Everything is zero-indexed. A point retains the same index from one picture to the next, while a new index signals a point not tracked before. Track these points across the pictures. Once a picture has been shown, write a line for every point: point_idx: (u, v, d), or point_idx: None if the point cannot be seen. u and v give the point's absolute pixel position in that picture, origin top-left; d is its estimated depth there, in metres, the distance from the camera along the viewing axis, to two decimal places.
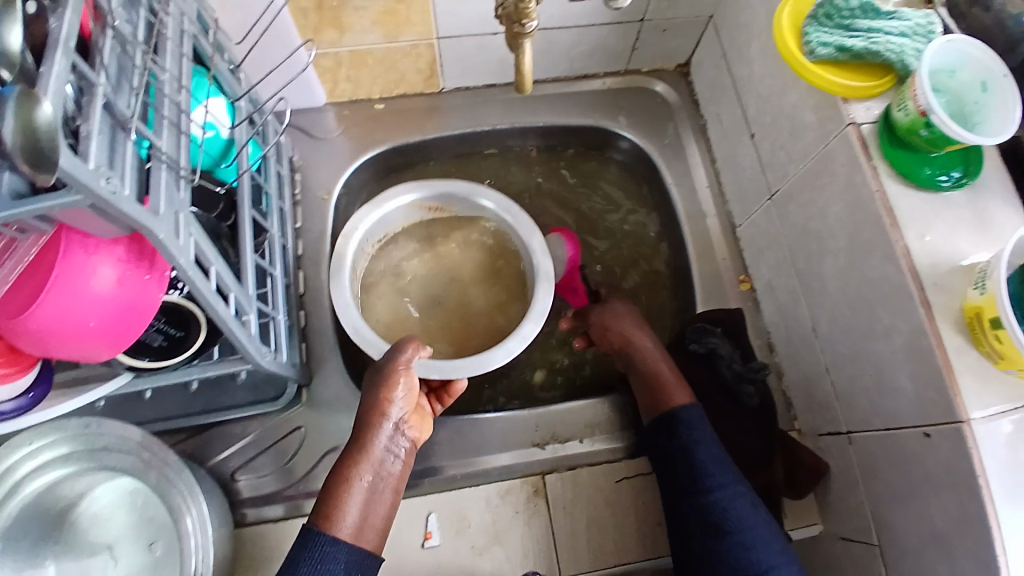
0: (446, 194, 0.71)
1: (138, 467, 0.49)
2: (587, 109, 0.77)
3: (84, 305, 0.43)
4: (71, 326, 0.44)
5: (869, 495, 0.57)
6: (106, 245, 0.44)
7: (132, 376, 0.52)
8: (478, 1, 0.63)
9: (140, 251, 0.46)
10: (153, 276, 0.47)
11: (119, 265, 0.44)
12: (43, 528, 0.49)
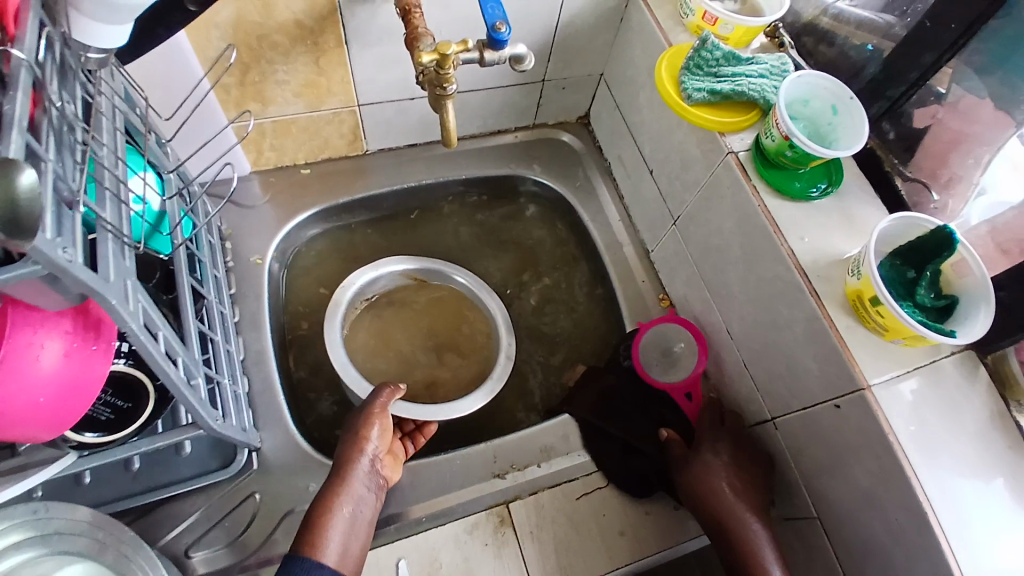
0: (431, 267, 0.79)
1: (91, 550, 0.48)
2: (503, 160, 0.83)
3: (25, 383, 0.42)
4: (17, 406, 0.42)
5: (802, 473, 0.63)
6: (52, 318, 0.43)
7: (77, 455, 0.51)
8: (399, 71, 0.70)
9: (85, 322, 0.45)
10: (99, 347, 0.46)
11: (65, 338, 0.43)
12: None
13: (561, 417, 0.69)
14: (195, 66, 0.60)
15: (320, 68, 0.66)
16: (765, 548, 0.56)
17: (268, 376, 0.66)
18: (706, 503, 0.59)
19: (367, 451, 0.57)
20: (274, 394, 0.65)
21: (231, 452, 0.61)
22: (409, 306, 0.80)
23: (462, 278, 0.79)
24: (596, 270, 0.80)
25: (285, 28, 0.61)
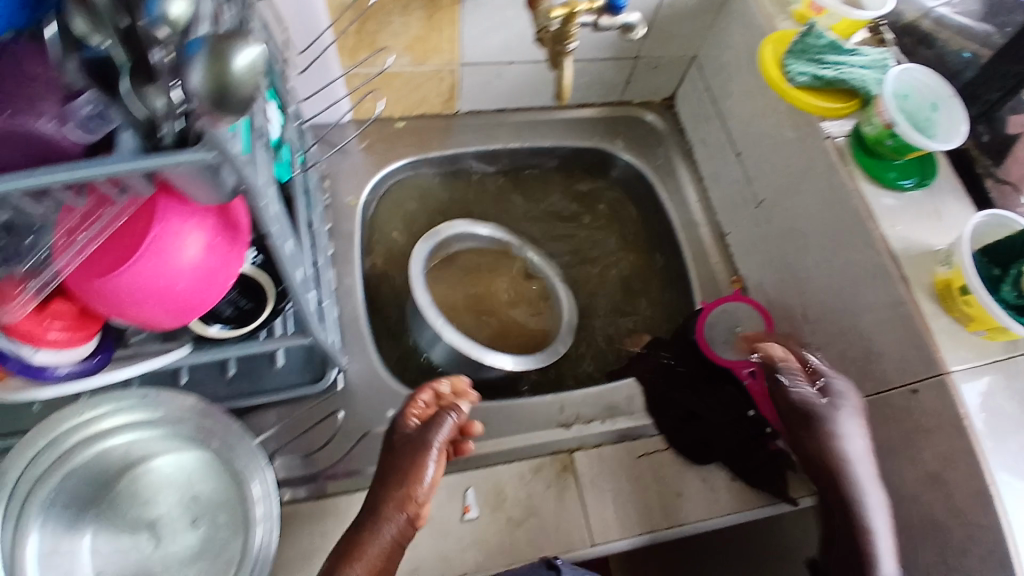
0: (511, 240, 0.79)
1: (198, 435, 0.52)
2: (585, 133, 0.84)
3: (174, 269, 0.44)
4: (160, 289, 0.45)
5: None
6: (200, 211, 0.44)
7: (189, 349, 0.54)
8: (505, 34, 0.71)
9: (226, 220, 0.46)
10: (235, 247, 0.48)
11: (208, 232, 0.45)
12: (105, 478, 0.53)
13: (625, 381, 0.71)
14: (322, 16, 0.64)
15: (431, 24, 0.68)
16: (876, 490, 0.56)
17: (355, 306, 0.70)
18: (837, 443, 0.57)
19: (424, 482, 0.50)
20: (359, 326, 0.69)
21: (321, 368, 0.64)
22: (504, 272, 0.80)
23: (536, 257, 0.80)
24: (669, 247, 0.81)
25: None
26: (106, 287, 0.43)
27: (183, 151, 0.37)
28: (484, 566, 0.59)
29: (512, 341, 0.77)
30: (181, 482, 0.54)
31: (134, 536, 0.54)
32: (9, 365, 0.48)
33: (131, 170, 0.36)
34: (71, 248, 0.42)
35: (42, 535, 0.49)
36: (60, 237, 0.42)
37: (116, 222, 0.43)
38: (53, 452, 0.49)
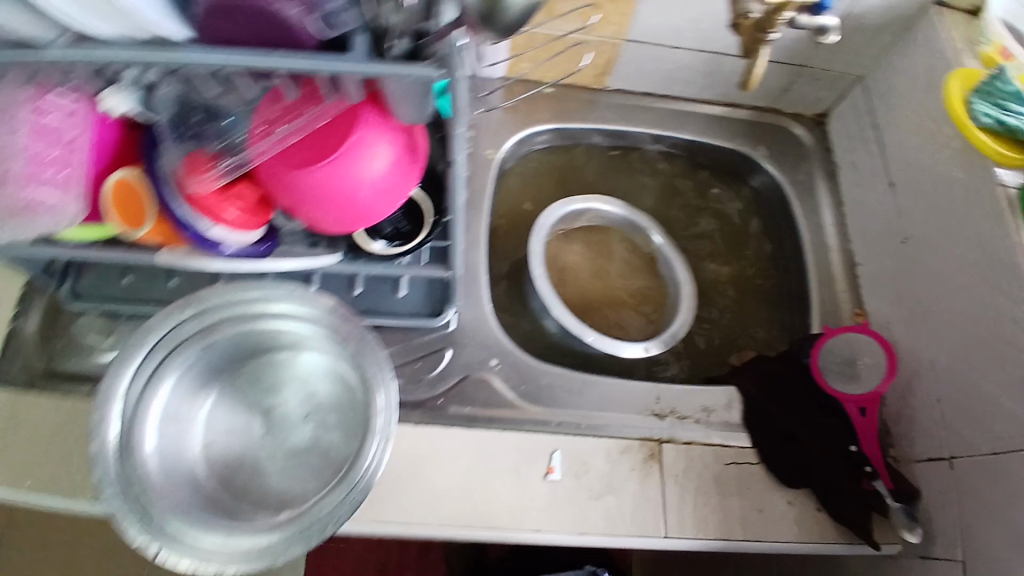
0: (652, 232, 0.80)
1: (336, 337, 0.54)
2: (730, 134, 0.83)
3: (361, 176, 0.47)
4: (343, 193, 0.47)
5: (961, 511, 0.60)
6: (393, 128, 0.47)
7: (339, 259, 0.55)
8: (678, 16, 0.69)
9: (410, 142, 0.49)
10: (413, 170, 0.50)
11: (396, 149, 0.47)
12: (233, 363, 0.55)
13: (726, 387, 0.70)
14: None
15: None
16: None
17: (478, 255, 0.72)
18: None
19: None
20: (478, 275, 0.71)
21: (440, 305, 0.65)
22: (641, 265, 0.81)
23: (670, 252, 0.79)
24: (793, 265, 0.80)
25: None
26: (299, 181, 0.46)
27: (413, 66, 0.39)
28: (558, 527, 0.60)
29: (616, 323, 0.77)
30: (298, 385, 0.57)
31: (248, 422, 0.56)
32: (187, 233, 0.50)
33: (362, 72, 0.38)
34: (275, 138, 0.44)
35: (174, 390, 0.52)
36: (259, 128, 0.44)
37: (318, 123, 0.46)
38: (203, 320, 0.53)
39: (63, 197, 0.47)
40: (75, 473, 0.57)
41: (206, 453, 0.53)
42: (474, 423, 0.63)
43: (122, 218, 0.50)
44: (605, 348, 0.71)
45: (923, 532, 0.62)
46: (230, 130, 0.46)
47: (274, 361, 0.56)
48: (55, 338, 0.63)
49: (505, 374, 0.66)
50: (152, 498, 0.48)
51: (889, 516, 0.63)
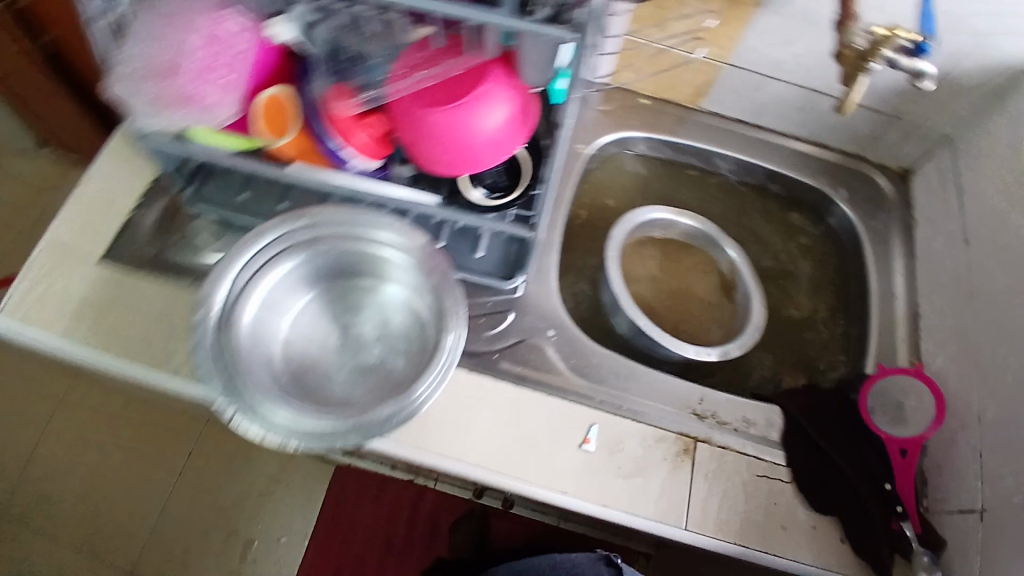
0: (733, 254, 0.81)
1: (424, 275, 0.59)
2: (813, 172, 0.86)
3: (478, 122, 0.51)
4: (458, 135, 0.52)
5: (984, 559, 0.60)
6: (515, 88, 0.52)
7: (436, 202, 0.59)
8: (783, 47, 0.73)
9: (525, 106, 0.53)
10: (521, 131, 0.54)
11: (512, 107, 0.52)
12: (330, 276, 0.61)
13: (768, 407, 0.71)
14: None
15: (723, 17, 0.71)
16: None
17: (555, 235, 0.76)
18: None
19: None
20: (550, 253, 0.75)
21: (513, 271, 0.69)
22: (715, 288, 0.83)
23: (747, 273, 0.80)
24: (856, 309, 0.82)
25: None
26: (423, 117, 0.51)
27: (550, 27, 0.44)
28: (583, 495, 0.62)
29: (677, 327, 0.79)
30: (381, 308, 0.62)
31: (328, 330, 0.62)
32: (322, 147, 0.57)
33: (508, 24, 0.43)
34: (414, 79, 0.50)
35: (275, 287, 0.57)
36: (402, 68, 0.51)
37: (452, 71, 0.51)
38: (312, 232, 0.58)
39: (221, 98, 0.54)
40: (163, 348, 0.62)
41: (290, 351, 0.58)
42: (522, 383, 0.66)
43: (269, 130, 0.57)
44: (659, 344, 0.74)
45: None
46: (377, 69, 0.52)
47: (366, 282, 0.62)
48: (170, 232, 0.69)
49: (560, 345, 0.70)
50: (244, 381, 0.53)
51: (911, 560, 0.64)
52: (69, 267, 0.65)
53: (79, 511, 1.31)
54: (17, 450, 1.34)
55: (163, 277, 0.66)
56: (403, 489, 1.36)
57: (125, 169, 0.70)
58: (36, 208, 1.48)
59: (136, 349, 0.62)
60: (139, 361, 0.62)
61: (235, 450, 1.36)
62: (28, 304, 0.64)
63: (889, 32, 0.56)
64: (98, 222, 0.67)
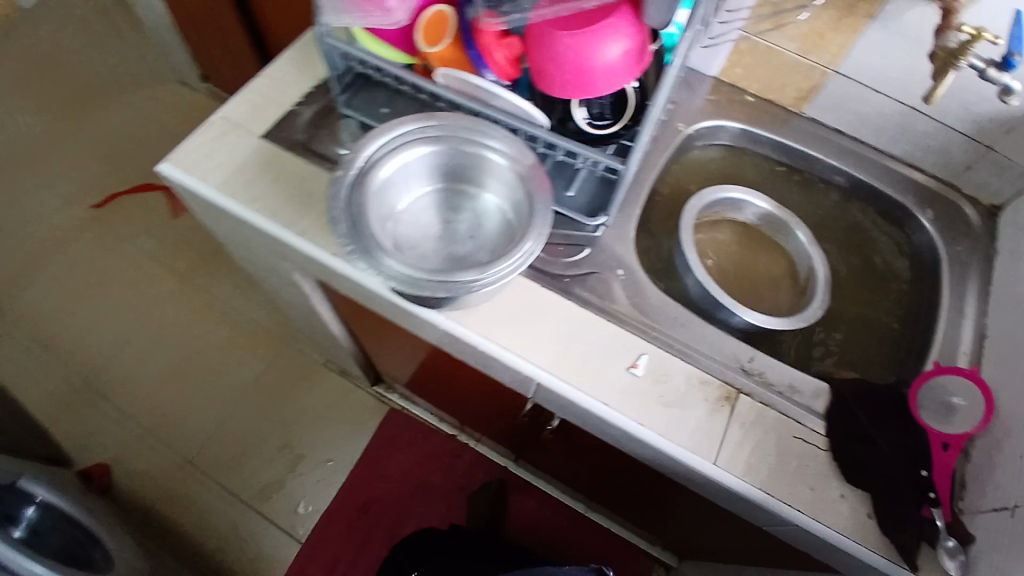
0: (808, 252, 0.84)
1: (523, 188, 0.66)
2: (906, 189, 0.85)
3: (599, 49, 0.59)
4: (580, 58, 0.60)
5: (1005, 555, 0.60)
6: (636, 29, 0.60)
7: (542, 124, 0.66)
8: (890, 61, 0.75)
9: (642, 48, 0.61)
10: (635, 68, 0.61)
11: (631, 44, 0.60)
12: (448, 174, 0.71)
13: (820, 383, 0.72)
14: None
15: (836, 23, 0.74)
16: None
17: (641, 191, 0.80)
18: None
19: None
20: (633, 208, 0.80)
21: (596, 212, 0.76)
22: (785, 280, 0.86)
23: (819, 274, 0.82)
24: (920, 324, 0.80)
25: None
26: (553, 38, 0.59)
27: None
28: (623, 410, 0.68)
29: (733, 286, 0.85)
30: (482, 214, 0.71)
31: (434, 220, 0.72)
32: (468, 52, 0.66)
33: None
34: (552, 9, 0.60)
35: (399, 171, 0.67)
36: (545, 2, 0.61)
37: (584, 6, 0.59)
38: (441, 131, 0.67)
39: (398, 6, 0.65)
40: (298, 212, 0.75)
41: (399, 229, 0.68)
42: (587, 305, 0.73)
43: (427, 40, 0.67)
44: (717, 310, 0.77)
45: (963, 561, 0.63)
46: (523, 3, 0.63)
47: (476, 188, 0.71)
48: (323, 127, 0.81)
49: (626, 284, 0.76)
50: (365, 229, 0.63)
51: (936, 547, 0.65)
52: (234, 137, 0.78)
53: (159, 395, 1.46)
54: (122, 329, 1.52)
55: (306, 159, 0.78)
56: (446, 440, 1.44)
57: (291, 71, 0.83)
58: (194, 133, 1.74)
59: (276, 209, 0.75)
60: (276, 218, 0.74)
61: (304, 373, 1.49)
62: (198, 157, 0.77)
63: (979, 34, 0.61)
64: (264, 108, 0.80)
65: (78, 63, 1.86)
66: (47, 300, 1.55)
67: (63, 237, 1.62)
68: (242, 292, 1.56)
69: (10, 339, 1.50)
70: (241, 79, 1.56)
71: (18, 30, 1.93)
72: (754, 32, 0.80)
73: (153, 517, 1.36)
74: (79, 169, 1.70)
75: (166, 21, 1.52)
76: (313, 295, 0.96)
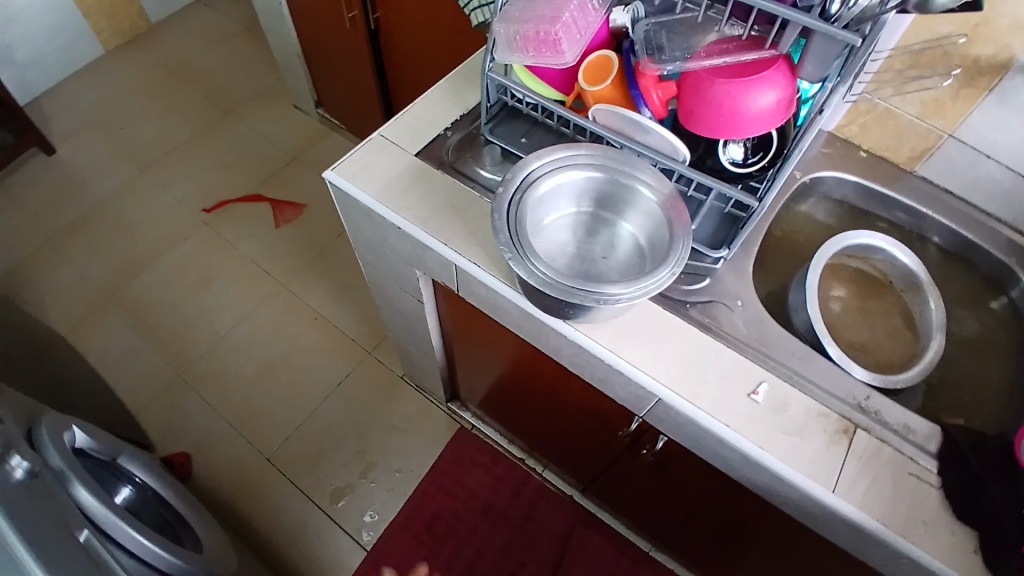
0: (929, 330, 0.87)
1: (664, 216, 0.72)
2: (1010, 253, 0.87)
3: (750, 97, 0.66)
4: (731, 102, 0.66)
5: None
6: (786, 84, 0.66)
7: (686, 159, 0.73)
8: (1008, 129, 0.80)
9: (788, 102, 0.67)
10: (778, 119, 0.67)
11: (779, 96, 0.66)
12: (591, 200, 0.77)
13: (932, 425, 0.75)
14: (895, 39, 0.79)
15: (957, 91, 0.80)
16: None
17: (759, 231, 0.86)
18: None
19: None
20: (751, 247, 0.85)
21: (718, 245, 0.83)
22: (899, 342, 0.90)
23: (929, 363, 0.84)
24: None
25: (966, 55, 0.77)
26: (709, 82, 0.67)
27: (840, 30, 0.57)
28: (743, 432, 0.72)
29: (854, 325, 0.92)
30: (617, 241, 0.78)
31: (573, 241, 0.78)
32: (631, 92, 0.74)
33: (798, 18, 0.58)
34: (711, 59, 0.67)
35: (552, 192, 0.74)
36: (703, 52, 0.68)
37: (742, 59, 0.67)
38: (594, 160, 0.74)
39: (568, 50, 0.72)
40: (444, 222, 0.83)
41: (542, 243, 0.76)
42: (707, 331, 0.78)
43: (588, 81, 0.76)
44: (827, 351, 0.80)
45: None
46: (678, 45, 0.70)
47: (615, 217, 0.77)
48: (468, 150, 0.89)
49: (744, 314, 0.80)
50: (524, 237, 0.69)
51: None
52: (392, 153, 0.88)
53: (245, 390, 1.54)
54: (217, 325, 1.62)
55: (454, 177, 0.86)
56: (514, 465, 1.46)
57: (446, 99, 0.93)
58: (303, 155, 1.89)
59: (424, 219, 0.83)
60: (425, 226, 0.82)
61: (384, 384, 1.56)
62: (361, 168, 0.87)
63: None
64: (420, 130, 0.90)
65: (207, 84, 2.06)
66: (153, 291, 1.67)
67: (173, 236, 1.75)
68: (332, 303, 1.66)
69: (114, 322, 1.62)
70: (356, 106, 1.69)
71: (158, 52, 2.15)
72: (875, 94, 0.87)
73: (227, 506, 1.41)
74: (195, 177, 1.86)
75: (296, 49, 1.66)
76: (427, 300, 1.04)
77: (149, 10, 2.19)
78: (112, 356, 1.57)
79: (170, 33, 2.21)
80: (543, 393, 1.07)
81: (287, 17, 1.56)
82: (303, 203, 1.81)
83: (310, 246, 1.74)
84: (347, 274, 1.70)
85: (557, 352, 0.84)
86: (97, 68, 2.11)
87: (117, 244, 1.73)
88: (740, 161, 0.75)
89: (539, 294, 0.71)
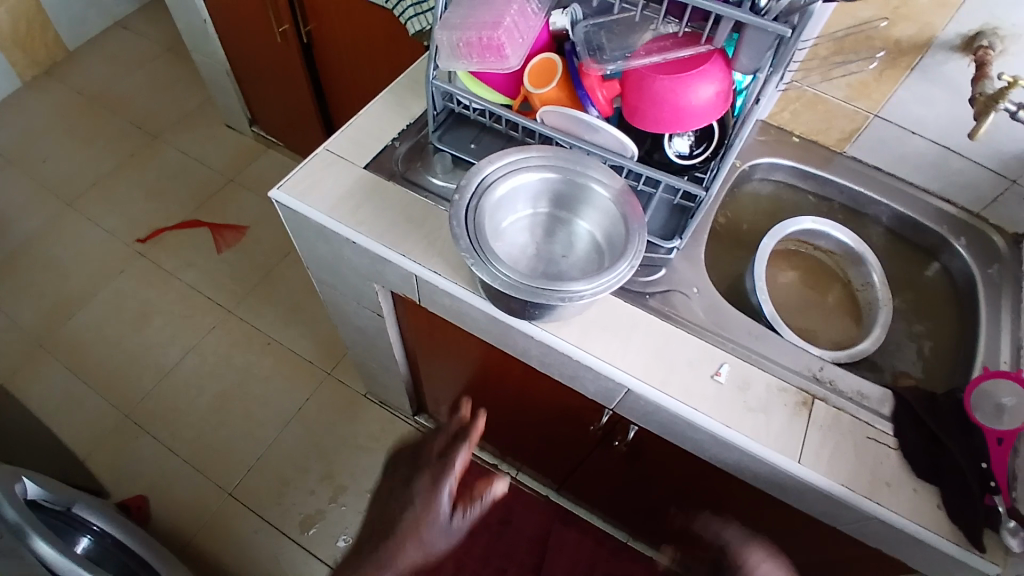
0: (869, 315, 0.92)
1: (620, 213, 0.73)
2: (938, 220, 0.94)
3: (690, 91, 0.68)
4: (673, 96, 0.68)
5: None
6: (722, 78, 0.69)
7: (633, 154, 0.75)
8: (928, 105, 0.86)
9: (726, 95, 0.70)
10: (717, 111, 0.70)
11: (717, 89, 0.68)
12: (548, 202, 0.78)
13: (882, 389, 0.80)
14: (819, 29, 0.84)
15: (879, 72, 0.86)
16: None
17: (708, 219, 0.90)
18: None
19: None
20: (701, 235, 0.88)
21: (671, 236, 0.85)
22: (847, 321, 0.95)
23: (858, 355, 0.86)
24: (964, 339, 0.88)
25: (885, 39, 0.83)
26: (651, 78, 0.69)
27: (771, 22, 0.60)
28: (712, 415, 0.74)
29: (810, 303, 0.97)
30: (576, 239, 0.79)
31: (533, 242, 0.79)
32: (576, 92, 0.76)
33: (731, 13, 0.60)
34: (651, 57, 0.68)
35: (509, 196, 0.75)
36: (641, 52, 0.69)
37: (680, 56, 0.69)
38: (548, 162, 0.75)
39: (513, 54, 0.73)
40: (401, 233, 0.82)
41: (502, 247, 0.76)
42: (668, 319, 0.80)
43: (534, 84, 0.77)
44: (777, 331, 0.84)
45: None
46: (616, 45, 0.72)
47: (572, 216, 0.79)
48: (419, 160, 0.88)
49: (701, 300, 0.83)
50: (484, 241, 0.70)
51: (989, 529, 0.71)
52: (342, 168, 0.87)
53: (201, 424, 1.48)
54: (164, 359, 1.55)
55: (406, 187, 0.86)
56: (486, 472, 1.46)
57: (393, 110, 0.92)
58: (241, 177, 1.84)
59: (380, 232, 0.82)
60: (382, 240, 0.81)
61: (347, 403, 1.53)
62: (311, 185, 0.85)
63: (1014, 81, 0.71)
64: (368, 143, 0.89)
65: (130, 111, 1.97)
66: (91, 331, 1.58)
67: (108, 270, 1.67)
68: (285, 326, 1.61)
69: (52, 367, 1.52)
70: (294, 122, 1.66)
71: (76, 80, 2.04)
72: (804, 82, 0.92)
73: (191, 547, 1.35)
74: (127, 208, 1.77)
75: (226, 67, 1.61)
76: (387, 314, 1.03)
77: (63, 37, 2.08)
78: (51, 403, 1.48)
79: (87, 59, 2.11)
80: (512, 397, 1.07)
81: (215, 34, 1.51)
82: (245, 226, 1.75)
83: (257, 269, 1.69)
84: (299, 295, 1.66)
85: (526, 354, 0.85)
86: (10, 100, 1.99)
87: (48, 285, 1.63)
88: (686, 154, 0.78)
89: (504, 297, 0.71)
